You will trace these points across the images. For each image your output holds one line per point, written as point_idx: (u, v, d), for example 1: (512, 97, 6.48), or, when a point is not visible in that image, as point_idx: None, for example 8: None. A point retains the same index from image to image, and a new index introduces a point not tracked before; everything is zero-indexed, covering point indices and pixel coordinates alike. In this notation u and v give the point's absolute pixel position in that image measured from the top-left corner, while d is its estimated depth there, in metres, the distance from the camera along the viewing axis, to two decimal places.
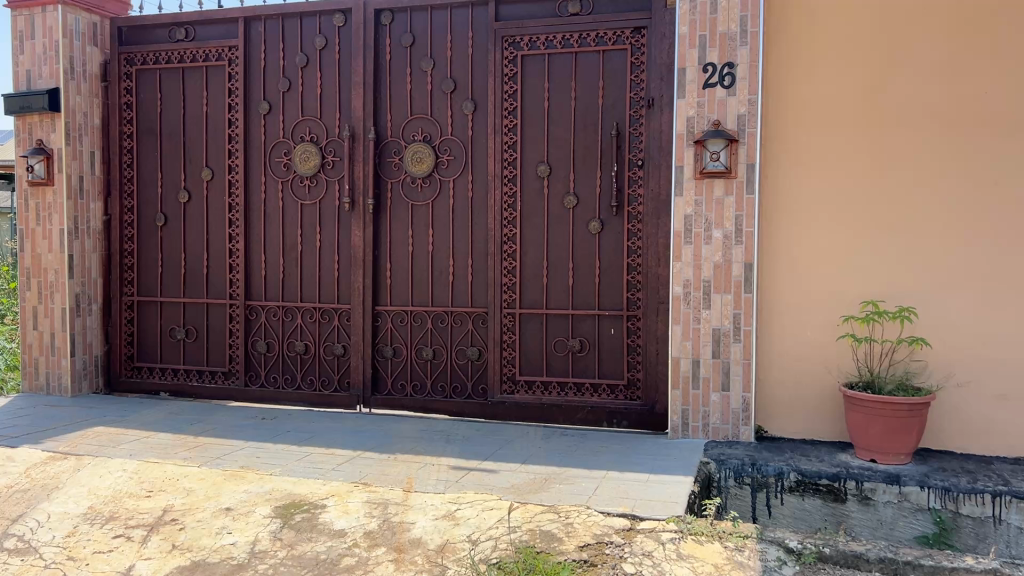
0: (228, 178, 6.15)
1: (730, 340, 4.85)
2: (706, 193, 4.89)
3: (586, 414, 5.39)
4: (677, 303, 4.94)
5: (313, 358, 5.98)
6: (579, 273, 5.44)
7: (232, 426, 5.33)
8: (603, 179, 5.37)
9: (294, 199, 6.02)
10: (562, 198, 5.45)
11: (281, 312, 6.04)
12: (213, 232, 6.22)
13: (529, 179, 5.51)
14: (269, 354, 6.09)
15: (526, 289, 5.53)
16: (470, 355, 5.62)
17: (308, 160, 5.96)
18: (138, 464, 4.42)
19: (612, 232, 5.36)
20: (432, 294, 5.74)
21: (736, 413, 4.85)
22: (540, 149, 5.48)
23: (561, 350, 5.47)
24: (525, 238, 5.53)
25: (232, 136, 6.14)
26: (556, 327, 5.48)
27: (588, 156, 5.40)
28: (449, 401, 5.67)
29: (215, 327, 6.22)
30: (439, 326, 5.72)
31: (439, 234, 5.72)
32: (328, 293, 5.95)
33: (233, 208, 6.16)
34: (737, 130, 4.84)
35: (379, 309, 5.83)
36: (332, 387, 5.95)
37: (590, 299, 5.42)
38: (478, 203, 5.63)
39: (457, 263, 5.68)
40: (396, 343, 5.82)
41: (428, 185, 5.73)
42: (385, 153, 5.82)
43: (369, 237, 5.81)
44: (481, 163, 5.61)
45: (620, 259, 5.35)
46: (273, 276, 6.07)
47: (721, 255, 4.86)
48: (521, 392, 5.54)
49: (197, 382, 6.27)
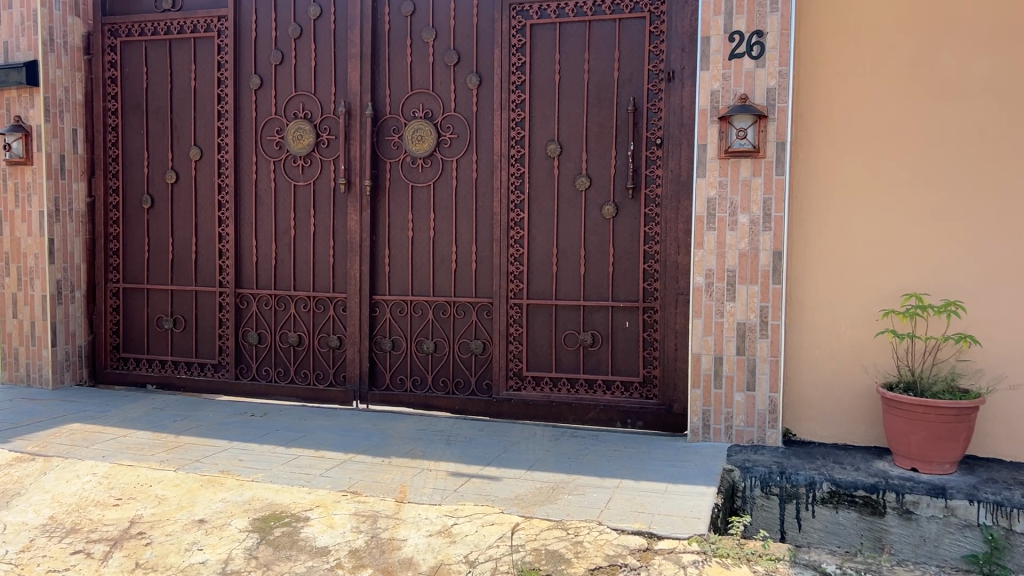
0: (217, 157, 5.77)
1: (756, 335, 4.44)
2: (731, 174, 4.47)
3: (597, 413, 4.99)
4: (698, 294, 4.54)
5: (307, 351, 5.61)
6: (591, 261, 5.04)
7: (218, 423, 4.97)
8: (618, 159, 4.95)
9: (286, 180, 5.63)
10: (574, 180, 5.04)
11: (274, 300, 5.67)
12: (202, 216, 5.85)
13: (537, 159, 5.10)
14: (261, 346, 5.72)
15: (533, 278, 5.14)
16: (473, 349, 5.23)
17: (301, 138, 5.57)
18: (109, 467, 4.06)
19: (627, 216, 4.95)
20: (433, 283, 5.35)
21: (762, 416, 4.44)
22: (550, 126, 5.07)
23: (571, 344, 5.08)
24: (534, 223, 5.13)
25: (221, 112, 5.76)
26: (566, 319, 5.09)
27: (602, 134, 4.98)
28: (452, 398, 5.28)
29: (204, 317, 5.85)
30: (441, 318, 5.33)
31: (440, 218, 5.32)
32: (322, 281, 5.56)
33: (222, 190, 5.78)
34: (766, 105, 4.42)
35: (377, 299, 5.45)
36: (326, 381, 5.57)
37: (603, 289, 5.02)
38: (482, 185, 5.22)
39: (461, 250, 5.28)
40: (395, 335, 5.43)
41: (429, 165, 5.32)
42: (383, 131, 5.42)
43: (365, 220, 5.42)
44: (485, 142, 5.20)
45: (636, 246, 4.94)
46: (265, 262, 5.70)
47: (747, 242, 4.45)
48: (528, 389, 5.15)
49: (185, 374, 5.91)
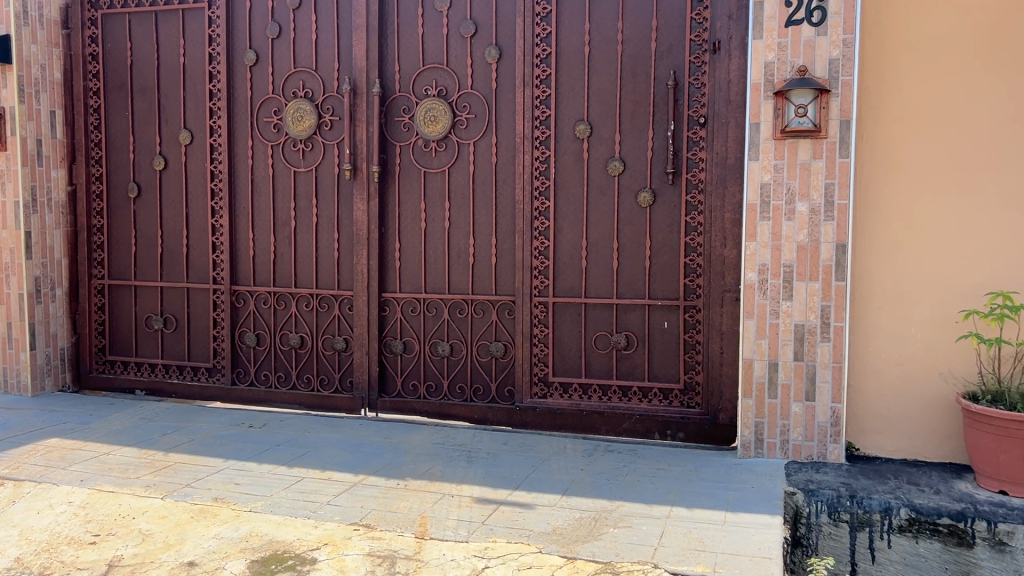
0: (209, 141, 5.24)
1: (816, 338, 3.96)
2: (788, 157, 3.97)
3: (633, 423, 4.50)
4: (750, 292, 4.04)
5: (310, 354, 5.11)
6: (625, 253, 4.53)
7: (212, 437, 4.47)
8: (656, 141, 4.44)
9: (285, 166, 5.11)
10: (606, 164, 4.53)
11: (273, 298, 5.17)
12: (193, 206, 5.33)
13: (565, 141, 4.58)
14: (259, 348, 5.22)
15: (560, 273, 4.63)
16: (494, 352, 4.74)
17: (302, 120, 5.05)
18: (87, 494, 3.57)
19: (666, 203, 4.44)
20: (448, 279, 4.84)
21: (822, 429, 3.97)
22: (579, 104, 4.55)
23: (602, 347, 4.58)
24: (560, 212, 4.61)
25: (213, 91, 5.23)
26: (596, 319, 4.59)
27: (638, 112, 4.46)
28: (470, 406, 4.78)
29: (197, 316, 5.35)
30: (457, 317, 4.83)
31: (456, 207, 4.81)
32: (326, 278, 5.06)
33: (215, 177, 5.26)
34: (828, 78, 3.90)
35: (386, 296, 4.95)
36: (331, 387, 5.07)
37: (638, 286, 4.51)
38: (503, 170, 4.71)
39: (479, 242, 4.78)
40: (406, 336, 4.93)
41: (444, 149, 4.80)
42: (392, 111, 4.90)
43: (374, 210, 4.90)
44: (507, 123, 4.68)
45: (676, 238, 4.44)
46: (263, 257, 5.19)
47: (806, 234, 3.96)
48: (554, 397, 4.65)
49: (177, 379, 5.41)
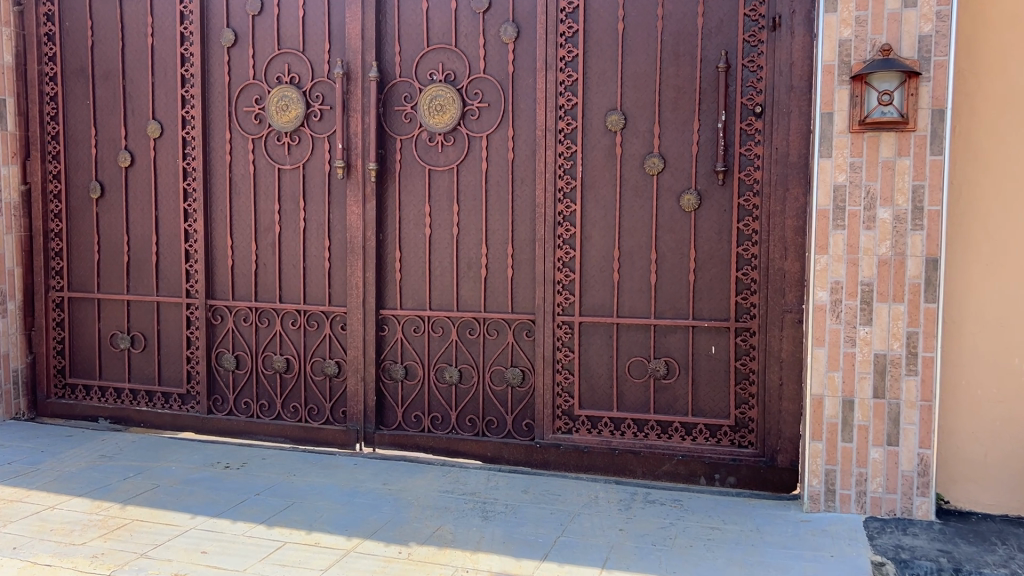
0: (181, 133, 4.56)
1: (901, 371, 3.31)
2: (868, 154, 3.31)
3: (674, 466, 3.86)
4: (821, 315, 3.39)
5: (297, 380, 4.44)
6: (664, 265, 3.87)
7: (180, 482, 3.80)
8: (702, 134, 3.78)
9: (268, 162, 4.43)
10: (643, 160, 3.86)
11: (254, 315, 4.50)
12: (163, 209, 4.66)
13: (594, 134, 3.91)
14: (239, 372, 4.56)
15: (588, 287, 3.97)
16: (510, 380, 4.08)
17: (287, 110, 4.36)
18: (17, 570, 2.90)
19: (713, 207, 3.78)
20: (457, 294, 4.17)
21: (906, 479, 3.32)
22: (611, 92, 3.88)
23: (638, 376, 3.92)
24: (588, 216, 3.95)
25: (185, 76, 4.54)
26: (630, 343, 3.93)
27: (680, 100, 3.79)
28: (482, 443, 4.12)
29: (168, 335, 4.68)
30: (467, 339, 4.17)
31: (465, 210, 4.14)
32: (315, 291, 4.39)
33: (187, 175, 4.58)
34: (918, 59, 3.23)
35: (385, 314, 4.28)
36: (321, 418, 4.40)
37: (681, 304, 3.86)
38: (520, 168, 4.04)
39: (493, 252, 4.11)
40: (408, 360, 4.27)
41: (452, 143, 4.13)
42: (392, 99, 4.22)
43: (371, 214, 4.22)
44: (526, 112, 4.01)
45: (725, 248, 3.78)
46: (243, 267, 4.52)
47: (889, 246, 3.30)
48: (581, 433, 4.00)
49: (146, 407, 4.74)
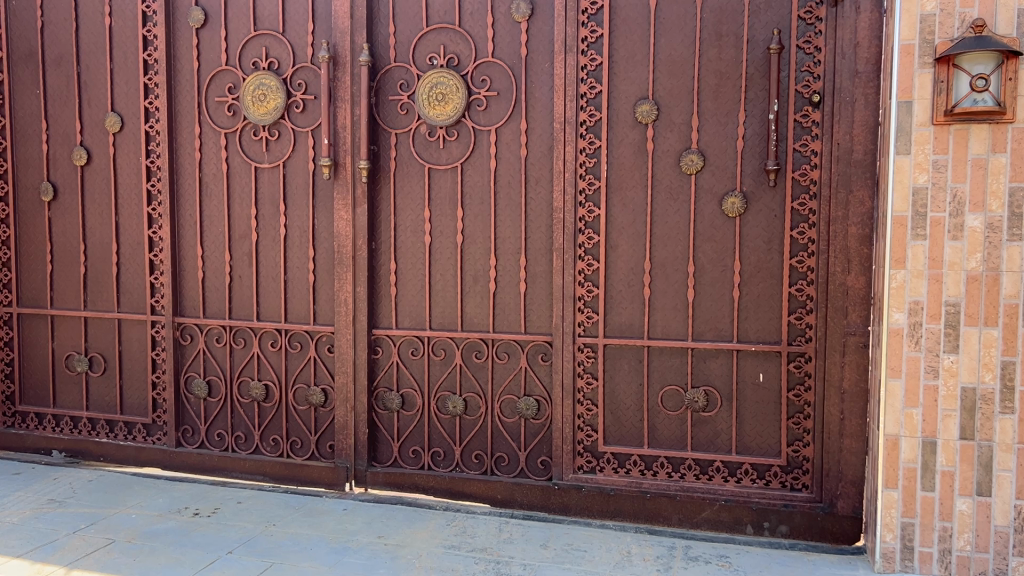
0: (143, 127, 3.99)
1: (994, 409, 2.78)
2: (955, 150, 2.77)
3: (716, 512, 3.33)
4: (896, 340, 2.87)
5: (277, 409, 3.88)
6: (704, 279, 3.33)
7: (140, 536, 3.24)
8: (748, 127, 3.24)
9: (243, 161, 3.87)
10: (678, 157, 3.33)
11: (228, 335, 3.95)
12: (124, 213, 4.09)
13: (621, 127, 3.37)
14: (211, 400, 4.01)
15: (614, 304, 3.43)
16: (524, 411, 3.54)
17: (265, 100, 3.80)
18: None
19: (762, 212, 3.25)
20: (461, 311, 3.63)
21: (1000, 536, 2.80)
22: (641, 78, 3.34)
23: (673, 409, 3.39)
24: (613, 222, 3.41)
25: (148, 62, 3.97)
26: (663, 369, 3.40)
27: (723, 87, 3.26)
28: (491, 483, 3.58)
29: (132, 357, 4.13)
30: (473, 363, 3.63)
31: (471, 215, 3.59)
32: (298, 308, 3.84)
33: (151, 174, 4.01)
34: (1017, 36, 2.70)
35: (378, 334, 3.73)
36: (305, 454, 3.85)
37: (723, 324, 3.32)
38: (535, 166, 3.49)
39: (503, 263, 3.56)
40: (405, 387, 3.72)
41: (455, 138, 3.58)
42: (386, 87, 3.66)
43: (361, 219, 3.66)
44: (541, 101, 3.46)
45: (776, 260, 3.24)
46: (216, 280, 3.96)
47: (979, 260, 2.77)
48: (606, 473, 3.46)
49: (106, 439, 4.17)
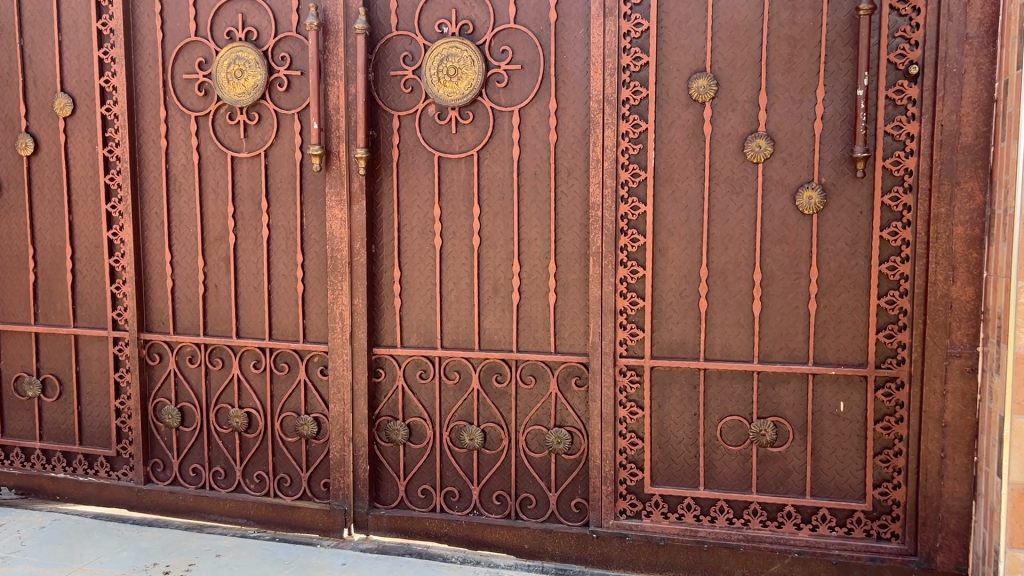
0: (99, 110, 3.39)
1: None
2: None
3: (787, 566, 2.79)
4: None
5: (262, 441, 3.32)
6: (773, 289, 2.78)
7: None
8: (829, 106, 2.68)
9: (218, 149, 3.28)
10: (741, 142, 2.76)
11: (203, 354, 3.37)
12: (79, 212, 3.49)
13: (670, 107, 2.81)
14: (184, 430, 3.44)
15: (663, 319, 2.88)
16: (554, 446, 2.99)
17: (241, 77, 3.19)
18: None
19: (844, 208, 2.69)
20: (479, 327, 3.06)
21: None
22: (696, 47, 2.77)
23: (735, 443, 2.85)
24: (662, 221, 2.85)
25: (102, 32, 3.36)
26: (722, 396, 2.85)
27: (797, 58, 2.69)
28: (516, 531, 3.03)
29: (92, 380, 3.55)
30: (492, 389, 3.07)
31: (489, 213, 3.02)
32: (284, 323, 3.26)
33: (110, 166, 3.42)
34: None
35: (381, 354, 3.16)
36: (296, 493, 3.29)
37: (796, 343, 2.78)
38: (566, 155, 2.92)
39: (528, 270, 3.00)
40: (413, 416, 3.16)
41: (470, 121, 3.00)
42: (386, 60, 3.07)
43: (359, 218, 3.08)
44: (575, 76, 2.89)
45: (861, 267, 2.70)
46: (188, 290, 3.38)
47: None
48: (654, 518, 2.92)
49: (63, 474, 3.60)
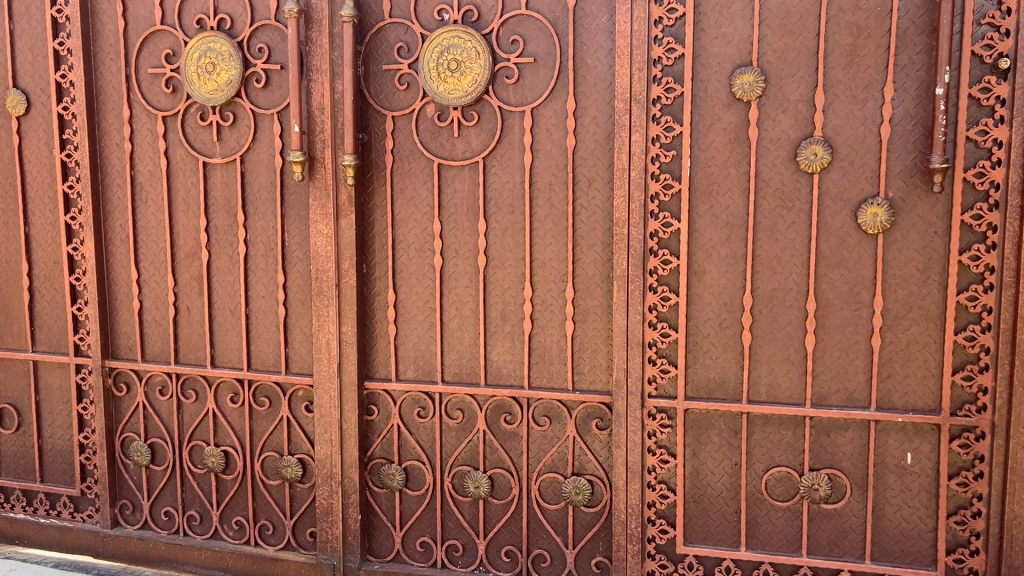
0: (55, 108, 2.99)
1: None
2: None
3: None
4: None
5: (241, 483, 2.94)
6: (829, 321, 2.37)
7: None
8: (898, 107, 2.27)
9: (188, 153, 2.88)
10: (793, 148, 2.35)
11: (174, 385, 2.99)
12: (36, 223, 3.10)
13: (709, 107, 2.40)
14: (155, 469, 3.06)
15: (699, 354, 2.48)
16: (572, 497, 2.60)
17: (212, 70, 2.78)
18: None
19: (915, 228, 2.28)
20: (485, 359, 2.67)
21: None
22: (740, 36, 2.35)
23: (782, 498, 2.46)
24: (698, 241, 2.44)
25: (58, 20, 2.96)
26: (768, 444, 2.46)
27: (861, 50, 2.28)
28: None
29: (54, 410, 3.18)
30: (501, 430, 2.68)
31: (497, 229, 2.61)
32: (264, 351, 2.88)
33: (68, 171, 3.02)
34: None
35: (374, 389, 2.77)
36: (278, 543, 2.92)
37: (855, 384, 2.37)
38: (586, 162, 2.52)
39: (542, 294, 2.60)
40: (410, 458, 2.77)
41: (474, 122, 2.59)
42: (377, 52, 2.66)
43: (347, 234, 2.68)
44: (596, 70, 2.48)
45: (935, 297, 2.29)
46: (157, 312, 3.00)
47: None
48: None
49: (23, 515, 3.23)
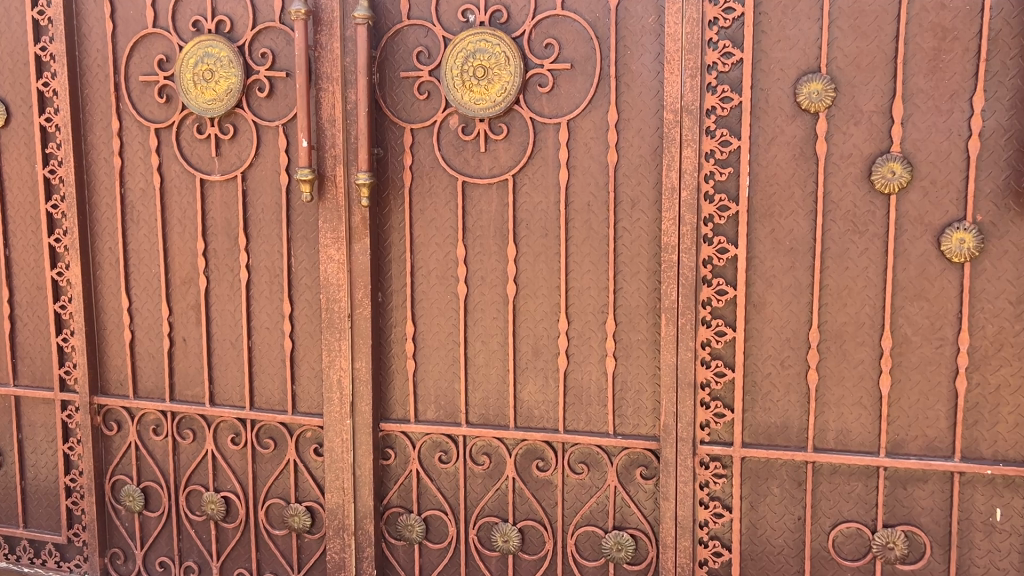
0: (36, 119, 2.71)
1: None
2: None
3: None
4: None
5: (243, 533, 2.67)
6: (907, 361, 2.10)
7: None
8: (989, 119, 2.00)
9: (184, 170, 2.61)
10: (866, 165, 2.08)
11: (168, 424, 2.71)
12: (17, 245, 2.83)
13: (770, 119, 2.13)
14: (148, 515, 2.78)
15: (757, 396, 2.21)
16: (613, 553, 2.34)
17: (210, 78, 2.51)
18: None
19: (1007, 255, 2.01)
20: (515, 400, 2.40)
21: None
22: (807, 39, 2.08)
23: (851, 557, 2.19)
24: (757, 269, 2.17)
25: (39, 22, 2.68)
26: (836, 497, 2.19)
27: (946, 55, 2.01)
28: None
29: (38, 449, 2.90)
30: (533, 478, 2.41)
31: (529, 254, 2.34)
32: (268, 388, 2.61)
33: (52, 189, 2.74)
34: None
35: (390, 431, 2.50)
36: None
37: (937, 431, 2.10)
38: (630, 180, 2.25)
39: (578, 327, 2.33)
40: (431, 507, 2.51)
41: (503, 136, 2.32)
42: (394, 58, 2.39)
43: (361, 260, 2.41)
44: (641, 78, 2.21)
45: None
46: (150, 343, 2.72)
47: None
48: None
49: (5, 564, 2.95)
